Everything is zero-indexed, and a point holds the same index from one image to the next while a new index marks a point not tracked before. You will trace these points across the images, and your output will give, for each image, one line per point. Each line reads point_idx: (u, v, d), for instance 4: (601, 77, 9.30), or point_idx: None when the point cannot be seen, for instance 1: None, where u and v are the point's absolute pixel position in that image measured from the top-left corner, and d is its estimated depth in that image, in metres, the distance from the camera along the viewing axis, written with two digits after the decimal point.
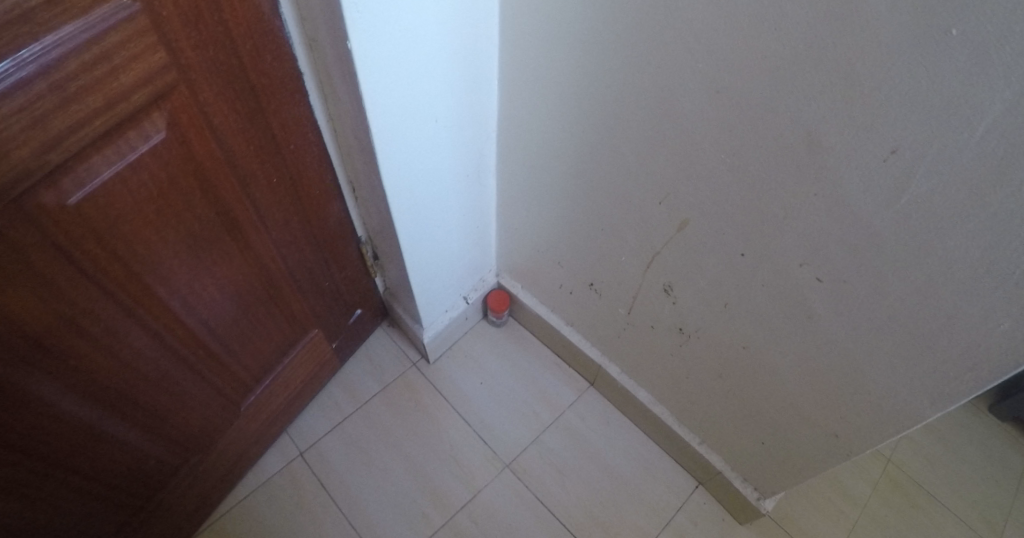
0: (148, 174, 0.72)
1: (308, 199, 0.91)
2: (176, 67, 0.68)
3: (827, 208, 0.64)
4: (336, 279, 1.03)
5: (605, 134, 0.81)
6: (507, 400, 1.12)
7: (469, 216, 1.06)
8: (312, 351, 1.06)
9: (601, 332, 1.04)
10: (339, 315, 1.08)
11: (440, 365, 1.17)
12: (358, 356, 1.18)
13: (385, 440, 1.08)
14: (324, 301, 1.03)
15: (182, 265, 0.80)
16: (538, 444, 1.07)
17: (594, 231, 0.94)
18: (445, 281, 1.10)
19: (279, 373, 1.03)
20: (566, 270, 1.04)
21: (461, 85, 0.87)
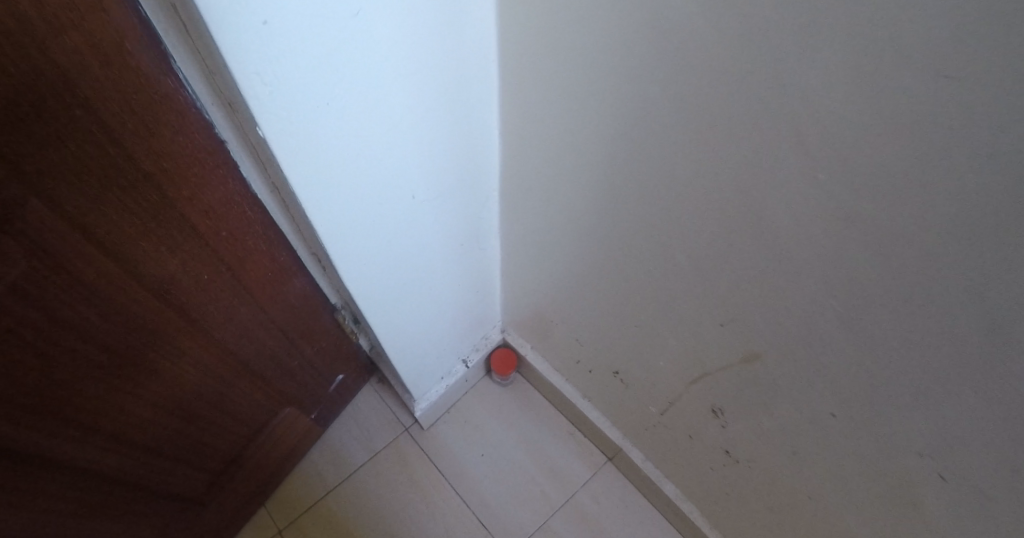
0: (13, 321, 0.50)
1: (258, 283, 0.70)
2: (12, 175, 0.45)
3: (982, 414, 0.43)
4: (308, 349, 0.85)
5: (656, 232, 0.58)
6: (512, 476, 1.00)
7: (468, 281, 0.87)
8: (288, 421, 0.90)
9: (628, 420, 0.88)
10: (315, 387, 0.92)
11: (438, 430, 1.03)
12: (343, 417, 1.03)
13: (372, 521, 0.96)
14: (294, 380, 0.86)
15: (95, 402, 0.61)
16: (547, 531, 0.95)
17: (623, 325, 0.74)
18: (434, 347, 0.91)
19: (247, 459, 0.87)
20: (583, 352, 0.88)
21: (445, 144, 0.63)
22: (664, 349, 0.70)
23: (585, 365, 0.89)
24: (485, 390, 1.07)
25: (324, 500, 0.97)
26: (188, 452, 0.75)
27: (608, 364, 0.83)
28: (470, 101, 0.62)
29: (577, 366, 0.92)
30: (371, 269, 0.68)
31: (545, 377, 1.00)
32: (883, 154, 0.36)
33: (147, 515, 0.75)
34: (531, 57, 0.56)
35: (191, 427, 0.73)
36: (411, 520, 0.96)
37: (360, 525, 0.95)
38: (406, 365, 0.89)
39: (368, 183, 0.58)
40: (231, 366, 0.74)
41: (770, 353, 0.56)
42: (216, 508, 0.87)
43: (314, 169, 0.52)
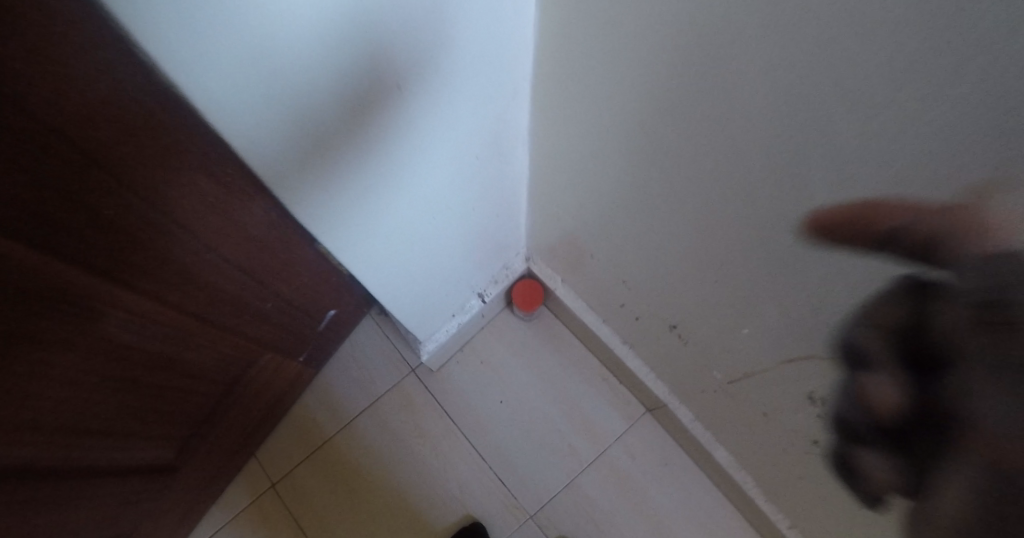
0: None
1: (222, 236, 0.50)
2: None
3: None
4: (286, 291, 0.67)
5: (792, 187, 0.36)
6: (535, 427, 0.86)
7: (489, 204, 0.66)
8: (267, 364, 0.76)
9: (679, 379, 0.72)
10: (300, 329, 0.77)
11: (448, 372, 0.88)
12: (340, 354, 0.90)
13: (375, 474, 0.86)
14: (269, 325, 0.69)
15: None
16: (573, 489, 0.84)
17: (688, 278, 0.55)
18: (437, 284, 0.72)
19: (216, 410, 0.73)
20: (633, 297, 0.68)
21: (447, 1, 0.38)
22: (749, 317, 0.51)
23: (631, 309, 0.71)
24: (504, 326, 0.90)
25: (323, 447, 0.88)
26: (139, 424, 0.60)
27: (662, 315, 0.65)
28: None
29: (620, 309, 0.74)
30: (337, 193, 0.47)
31: (578, 316, 0.83)
32: None
33: (104, 490, 0.62)
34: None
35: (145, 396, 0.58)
36: (418, 473, 0.85)
37: (363, 475, 0.86)
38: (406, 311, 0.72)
39: (303, 63, 0.33)
40: (190, 326, 0.57)
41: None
42: (193, 457, 0.76)
43: (209, 45, 0.29)
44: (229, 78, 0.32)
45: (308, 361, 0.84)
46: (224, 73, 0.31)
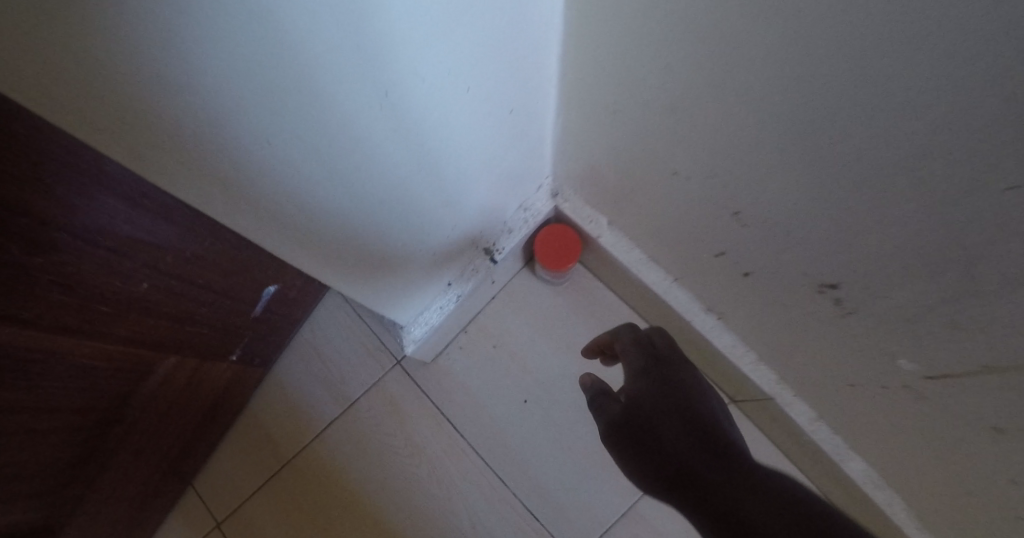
0: None
1: None
2: None
3: None
4: (159, 255, 0.40)
5: None
6: (578, 437, 0.60)
7: (509, 119, 0.39)
8: (171, 373, 0.50)
9: (805, 367, 0.46)
10: (222, 322, 0.51)
11: (447, 363, 0.63)
12: (296, 344, 0.65)
13: (355, 509, 0.61)
14: (153, 321, 0.43)
15: None
16: (633, 519, 0.59)
17: (888, 201, 0.27)
18: (422, 244, 0.44)
19: (99, 454, 0.48)
20: (735, 241, 0.40)
21: None
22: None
23: (728, 259, 0.43)
24: (522, 293, 0.63)
25: (281, 473, 0.63)
26: None
27: (795, 267, 0.38)
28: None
29: (705, 261, 0.46)
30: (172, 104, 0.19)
31: (630, 275, 0.56)
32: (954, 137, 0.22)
33: None
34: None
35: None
36: (412, 506, 0.60)
37: (337, 510, 0.61)
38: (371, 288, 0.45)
39: None
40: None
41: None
42: (78, 514, 0.50)
43: None
44: (316, 127, 0.25)
45: (244, 359, 0.58)
46: (315, 122, 0.24)
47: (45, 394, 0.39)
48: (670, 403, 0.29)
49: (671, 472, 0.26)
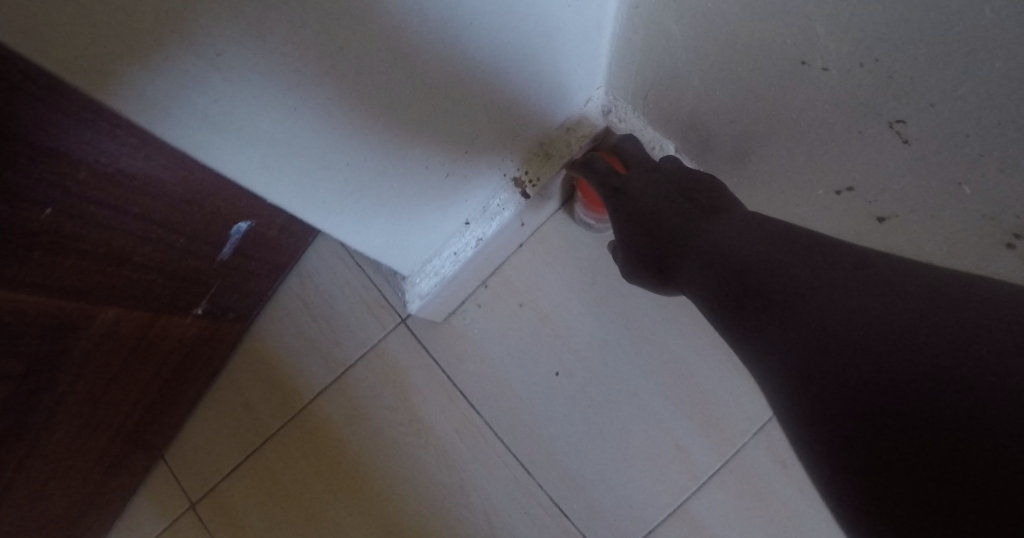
0: None
1: None
2: None
3: None
4: (66, 173, 0.29)
5: None
6: (617, 420, 0.49)
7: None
8: (117, 329, 0.40)
9: None
10: (179, 265, 0.40)
11: (462, 325, 0.52)
12: (282, 297, 0.54)
13: (349, 491, 0.52)
14: (79, 260, 0.33)
15: None
16: (682, 519, 0.47)
17: None
18: (425, 161, 0.32)
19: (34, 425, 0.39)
20: (876, 168, 0.27)
21: None
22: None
23: (857, 199, 0.30)
24: (555, 242, 0.51)
25: (263, 448, 0.53)
26: None
27: (974, 212, 0.24)
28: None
29: (813, 202, 0.33)
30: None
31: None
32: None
33: None
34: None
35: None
36: (415, 490, 0.50)
37: (327, 491, 0.52)
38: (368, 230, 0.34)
39: None
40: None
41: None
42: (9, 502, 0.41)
43: None
44: None
45: (213, 313, 0.48)
46: None
47: None
48: (735, 300, 0.24)
49: (826, 407, 0.19)
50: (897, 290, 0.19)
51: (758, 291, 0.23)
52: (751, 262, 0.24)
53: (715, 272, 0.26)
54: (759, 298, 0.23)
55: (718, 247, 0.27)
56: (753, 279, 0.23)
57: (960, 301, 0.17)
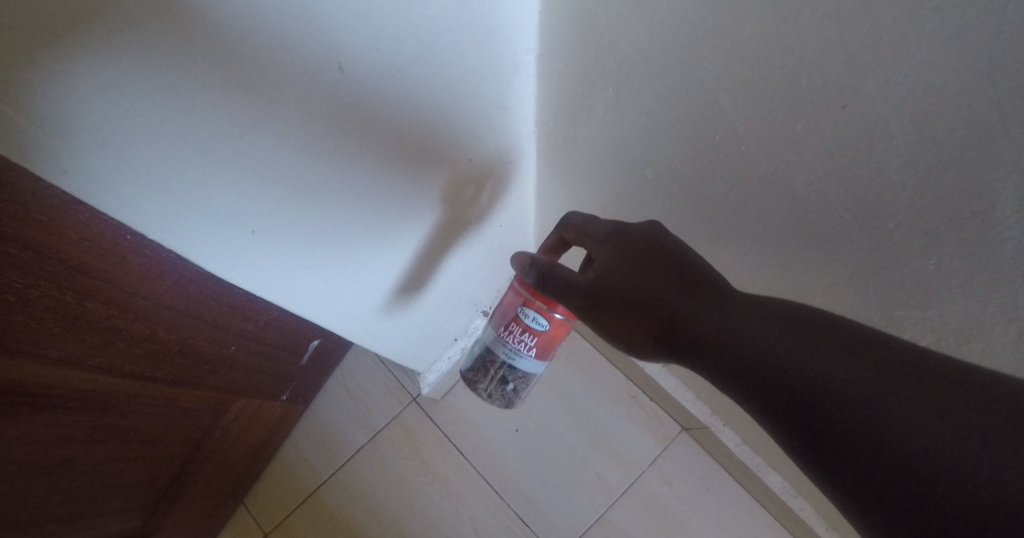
0: None
1: (118, 269, 0.39)
2: None
3: None
4: (250, 327, 0.56)
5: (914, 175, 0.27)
6: (558, 456, 0.76)
7: (511, 221, 0.59)
8: (241, 409, 0.64)
9: (724, 402, 0.63)
10: (285, 367, 0.67)
11: (454, 400, 0.78)
12: (329, 386, 0.79)
13: (379, 520, 0.75)
14: (248, 369, 0.60)
15: None
16: (605, 525, 0.73)
17: None
18: (437, 315, 0.64)
19: (199, 470, 0.64)
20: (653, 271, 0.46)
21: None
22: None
23: None
24: None
25: (316, 493, 0.76)
26: (99, 491, 0.53)
27: None
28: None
29: None
30: (286, 249, 0.37)
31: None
32: None
33: None
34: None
35: (51, 474, 0.46)
36: (427, 519, 0.74)
37: (363, 523, 0.75)
38: (407, 352, 0.66)
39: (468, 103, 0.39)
40: (105, 383, 0.45)
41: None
42: (165, 522, 0.64)
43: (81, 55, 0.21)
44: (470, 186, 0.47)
45: (292, 398, 0.73)
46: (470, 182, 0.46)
47: (176, 422, 0.56)
48: (807, 426, 0.30)
49: (884, 493, 0.27)
50: (959, 407, 0.26)
51: (818, 417, 0.30)
52: (810, 384, 0.30)
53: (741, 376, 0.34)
54: (829, 427, 0.29)
55: (756, 357, 0.33)
56: (809, 396, 0.30)
57: (992, 404, 0.26)
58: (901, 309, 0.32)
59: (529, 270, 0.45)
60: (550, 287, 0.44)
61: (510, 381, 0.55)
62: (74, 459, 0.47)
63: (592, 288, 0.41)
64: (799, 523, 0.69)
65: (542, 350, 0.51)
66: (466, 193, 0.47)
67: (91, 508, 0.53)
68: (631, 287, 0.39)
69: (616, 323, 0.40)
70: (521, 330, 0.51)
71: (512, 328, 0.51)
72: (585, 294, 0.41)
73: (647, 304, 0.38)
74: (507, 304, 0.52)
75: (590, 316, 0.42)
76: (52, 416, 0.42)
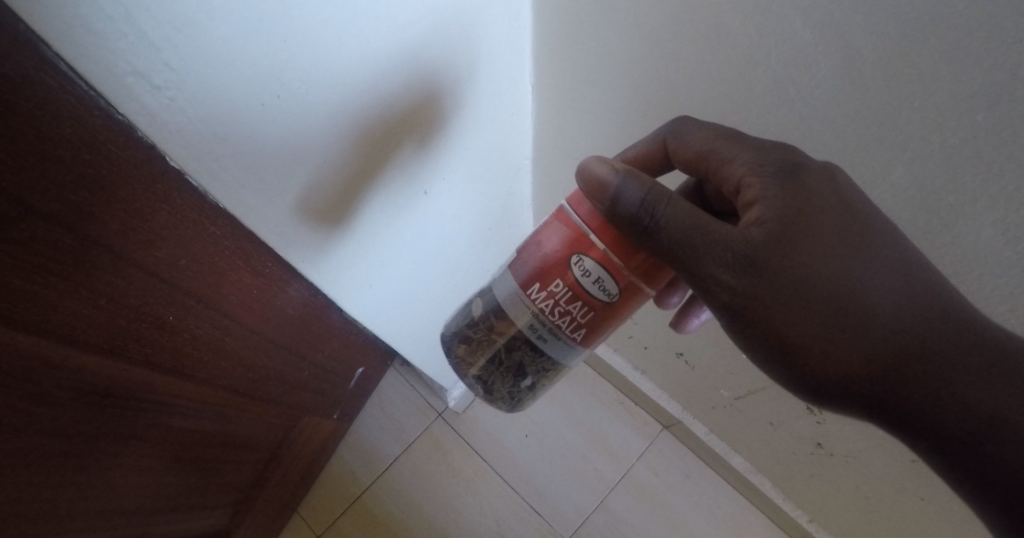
0: (76, 335, 0.42)
1: (286, 299, 0.61)
2: (62, 196, 0.37)
3: None
4: (347, 345, 0.79)
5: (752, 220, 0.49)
6: (561, 454, 0.92)
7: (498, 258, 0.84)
8: (306, 425, 0.80)
9: (689, 397, 0.80)
10: (340, 388, 0.84)
11: (473, 413, 0.95)
12: (368, 407, 0.95)
13: (415, 515, 0.90)
14: (329, 382, 0.80)
15: (182, 423, 0.57)
16: (603, 510, 0.89)
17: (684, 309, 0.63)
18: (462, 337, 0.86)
19: (289, 466, 0.82)
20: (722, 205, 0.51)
21: (474, 132, 0.60)
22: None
23: (635, 339, 0.80)
24: None
25: (362, 498, 0.91)
26: (251, 460, 0.72)
27: (661, 340, 0.74)
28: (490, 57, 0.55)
29: (623, 338, 0.82)
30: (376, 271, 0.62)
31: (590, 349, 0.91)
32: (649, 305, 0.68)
33: (212, 523, 0.72)
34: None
35: (241, 431, 0.67)
36: (455, 512, 0.89)
37: (403, 519, 0.89)
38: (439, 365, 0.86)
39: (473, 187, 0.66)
40: (280, 370, 0.67)
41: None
42: (263, 509, 0.82)
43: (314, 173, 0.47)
44: (472, 235, 0.72)
45: (343, 417, 0.90)
46: (473, 232, 0.72)
47: (302, 414, 0.77)
48: (946, 430, 0.37)
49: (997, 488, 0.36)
50: None
51: (959, 425, 0.36)
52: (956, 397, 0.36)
53: (974, 415, 0.36)
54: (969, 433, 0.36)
55: (917, 366, 0.37)
56: (956, 406, 0.36)
57: None
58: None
59: (644, 215, 0.39)
60: (681, 247, 0.39)
61: (528, 373, 0.51)
62: (251, 424, 0.68)
63: (765, 267, 0.38)
64: (763, 498, 0.84)
65: (584, 331, 0.46)
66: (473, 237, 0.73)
67: (243, 475, 0.73)
68: (826, 275, 0.38)
69: (785, 308, 0.39)
70: (573, 298, 0.44)
71: (555, 288, 0.44)
72: (748, 268, 0.38)
73: (855, 308, 0.38)
74: (555, 255, 0.44)
75: (743, 298, 0.39)
76: (193, 423, 0.59)
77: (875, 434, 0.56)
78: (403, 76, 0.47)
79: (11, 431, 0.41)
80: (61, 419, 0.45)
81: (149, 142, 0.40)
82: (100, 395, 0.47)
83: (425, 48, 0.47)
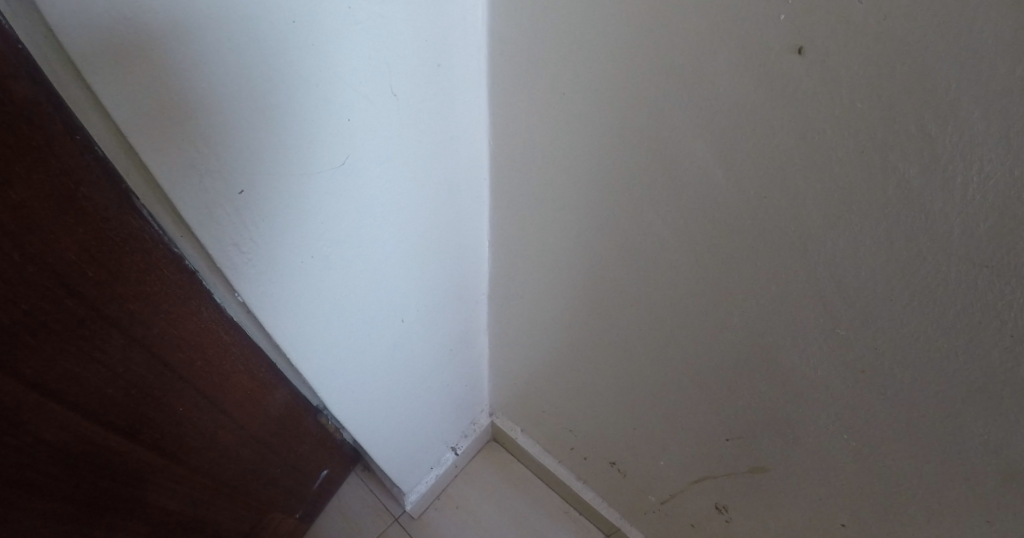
0: (102, 418, 0.52)
1: (266, 402, 0.70)
2: (120, 309, 0.48)
3: (906, 455, 0.48)
4: (320, 444, 0.86)
5: (651, 351, 0.62)
6: None
7: (468, 379, 0.90)
8: (270, 521, 0.85)
9: (624, 505, 0.89)
10: (304, 489, 0.90)
11: (427, 518, 1.01)
12: (328, 511, 1.00)
13: None
14: (295, 480, 0.86)
15: (166, 504, 0.64)
16: None
17: (614, 419, 0.76)
18: (425, 450, 0.93)
19: None
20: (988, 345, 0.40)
21: (454, 270, 0.68)
22: (670, 449, 0.71)
23: (576, 452, 0.90)
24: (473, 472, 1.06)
25: None
26: None
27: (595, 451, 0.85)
28: (463, 223, 0.65)
29: (564, 450, 0.93)
30: (348, 390, 0.65)
31: (536, 458, 1.00)
32: (585, 414, 0.80)
33: None
34: (526, 122, 0.54)
35: (213, 519, 0.73)
36: None
37: None
38: (402, 476, 0.92)
39: (446, 310, 0.72)
40: (255, 463, 0.74)
41: (783, 463, 0.59)
42: None
43: (311, 313, 0.53)
44: (437, 356, 0.77)
45: (304, 517, 0.94)
46: (439, 353, 0.77)
47: (268, 507, 0.83)
48: None
49: None
50: None
51: None
52: None
53: None
54: None
55: None
56: None
57: None
58: (686, 418, 0.65)
59: None
60: None
61: None
62: (222, 513, 0.74)
63: None
64: None
65: None
66: (444, 357, 0.79)
67: None
68: None
69: None
70: None
71: None
72: None
73: None
74: None
75: None
76: (175, 505, 0.65)
77: (767, 527, 0.67)
78: (391, 219, 0.53)
79: (30, 490, 0.50)
80: (71, 486, 0.53)
81: (193, 270, 0.51)
82: (107, 470, 0.55)
83: (411, 202, 0.55)
